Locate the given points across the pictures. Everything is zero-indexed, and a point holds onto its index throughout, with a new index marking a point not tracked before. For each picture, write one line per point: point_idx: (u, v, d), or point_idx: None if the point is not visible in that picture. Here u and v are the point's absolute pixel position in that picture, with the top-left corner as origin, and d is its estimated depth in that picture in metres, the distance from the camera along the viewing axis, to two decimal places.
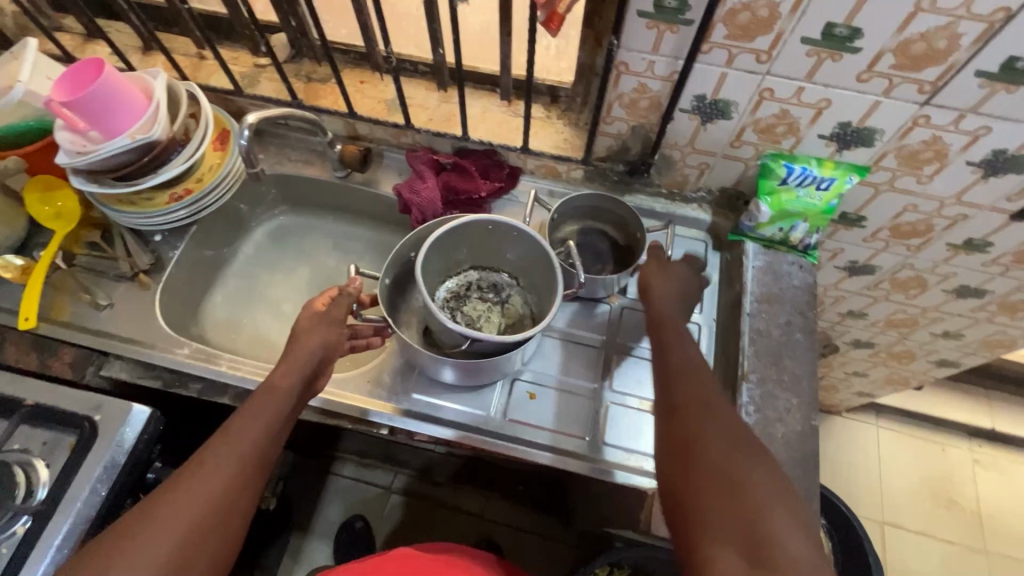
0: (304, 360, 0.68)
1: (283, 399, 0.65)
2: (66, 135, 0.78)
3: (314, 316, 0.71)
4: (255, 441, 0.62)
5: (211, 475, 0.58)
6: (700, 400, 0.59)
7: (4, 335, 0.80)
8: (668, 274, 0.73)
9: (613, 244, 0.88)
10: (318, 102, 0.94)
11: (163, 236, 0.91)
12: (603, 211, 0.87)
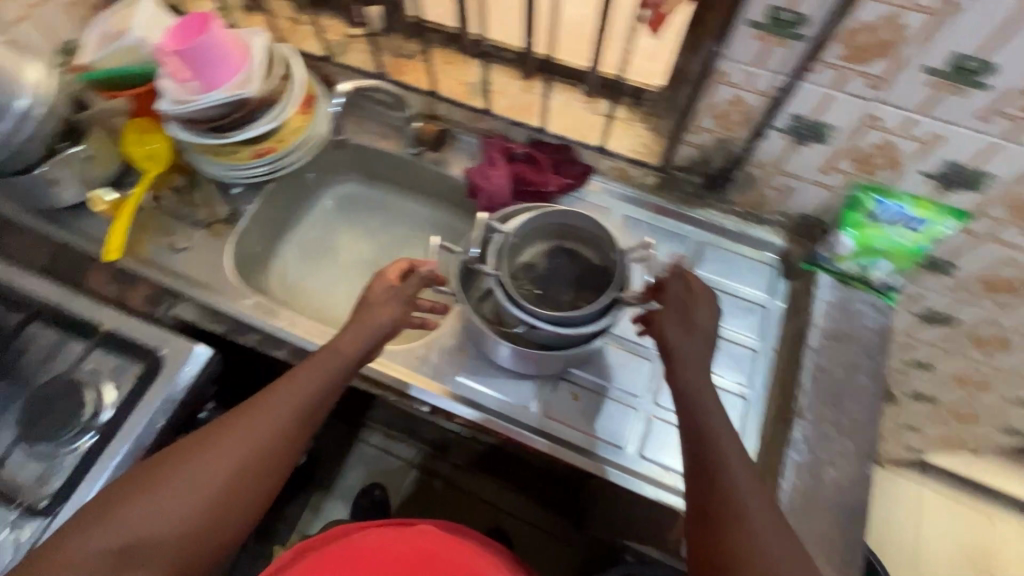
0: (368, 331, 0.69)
1: (338, 367, 0.66)
2: (168, 83, 0.82)
3: (388, 290, 0.71)
4: (303, 402, 0.63)
5: (261, 423, 0.61)
6: (739, 506, 0.54)
7: (90, 263, 0.85)
8: (687, 321, 0.64)
9: (588, 266, 0.75)
10: (403, 77, 0.96)
11: (241, 189, 0.93)
12: (566, 228, 0.76)
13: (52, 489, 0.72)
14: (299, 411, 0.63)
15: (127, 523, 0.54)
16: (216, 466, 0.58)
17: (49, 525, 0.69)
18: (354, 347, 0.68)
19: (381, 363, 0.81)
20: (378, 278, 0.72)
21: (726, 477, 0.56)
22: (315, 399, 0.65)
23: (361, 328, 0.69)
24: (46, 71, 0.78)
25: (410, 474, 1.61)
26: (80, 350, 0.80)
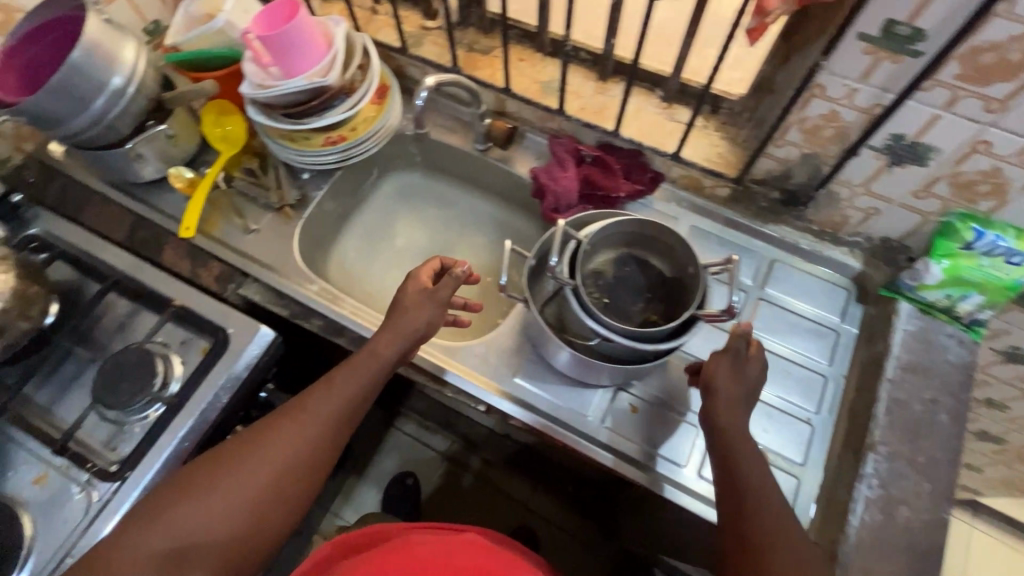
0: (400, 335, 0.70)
1: (371, 371, 0.68)
2: (252, 66, 0.83)
3: (419, 292, 0.71)
4: (343, 405, 0.66)
5: (303, 427, 0.63)
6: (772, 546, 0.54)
7: (166, 239, 0.88)
8: (742, 378, 0.64)
9: (657, 276, 0.74)
10: (475, 72, 0.96)
11: (310, 174, 0.94)
12: (639, 236, 0.75)
13: (122, 455, 0.75)
14: (338, 414, 0.65)
15: (177, 523, 0.57)
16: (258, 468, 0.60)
17: (119, 490, 0.72)
18: (388, 351, 0.69)
19: (440, 357, 0.81)
20: (407, 283, 0.73)
21: (757, 522, 0.56)
22: (351, 402, 0.67)
23: (393, 333, 0.70)
24: (139, 50, 0.79)
25: (441, 466, 1.62)
26: (152, 322, 0.83)
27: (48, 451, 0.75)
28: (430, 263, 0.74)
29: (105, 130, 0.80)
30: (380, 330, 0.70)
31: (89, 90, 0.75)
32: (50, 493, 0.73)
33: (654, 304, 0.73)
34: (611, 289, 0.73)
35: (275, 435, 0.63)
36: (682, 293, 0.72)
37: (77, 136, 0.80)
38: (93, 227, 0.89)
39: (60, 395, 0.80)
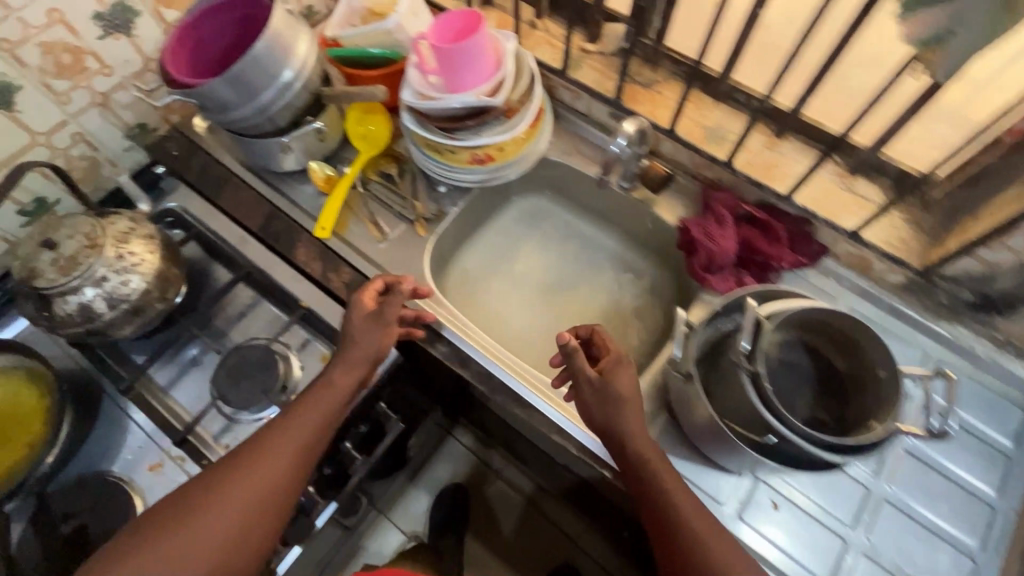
0: (360, 364, 0.69)
1: (335, 399, 0.67)
2: (416, 76, 0.80)
3: (368, 317, 0.71)
4: (301, 436, 0.64)
5: (264, 465, 0.61)
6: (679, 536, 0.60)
7: (297, 235, 0.86)
8: (605, 397, 0.67)
9: (827, 368, 0.68)
10: (634, 106, 0.90)
11: (447, 188, 0.91)
12: (819, 324, 0.67)
13: None
14: (298, 447, 0.63)
15: (141, 571, 0.54)
16: (227, 508, 0.59)
17: None
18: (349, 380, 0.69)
19: (565, 410, 0.77)
20: (352, 311, 0.72)
21: (668, 521, 0.61)
22: (320, 430, 0.65)
23: (349, 362, 0.69)
24: (311, 42, 0.77)
25: (497, 485, 1.58)
26: (280, 319, 0.82)
27: (168, 439, 0.74)
28: (369, 289, 0.73)
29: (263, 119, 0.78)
30: (336, 361, 0.69)
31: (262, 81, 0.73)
32: (165, 484, 0.72)
33: (823, 400, 0.67)
34: (780, 377, 0.67)
35: (243, 472, 0.61)
36: (861, 396, 0.65)
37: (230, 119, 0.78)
38: (229, 211, 0.88)
39: (181, 383, 0.79)
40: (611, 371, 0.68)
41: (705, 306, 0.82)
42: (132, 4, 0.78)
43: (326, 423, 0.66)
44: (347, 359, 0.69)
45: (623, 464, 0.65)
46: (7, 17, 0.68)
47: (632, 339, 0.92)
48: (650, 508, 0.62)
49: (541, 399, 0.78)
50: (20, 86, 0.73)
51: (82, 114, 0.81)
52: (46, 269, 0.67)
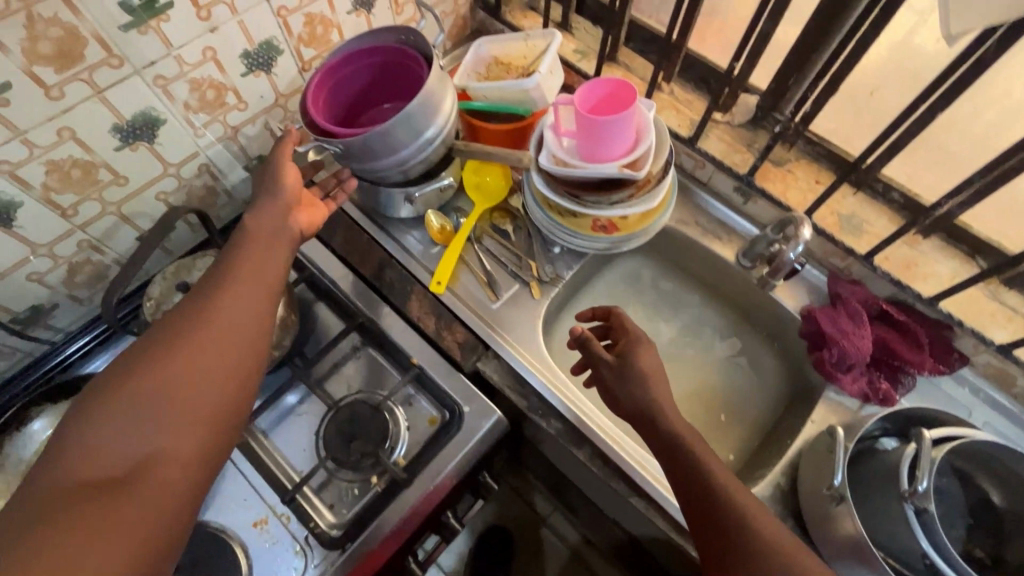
0: (281, 206, 0.63)
1: (265, 238, 0.60)
2: (552, 141, 0.78)
3: (274, 166, 0.65)
4: (249, 275, 0.57)
5: (214, 307, 0.53)
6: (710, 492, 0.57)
7: (410, 286, 0.84)
8: (629, 375, 0.66)
9: (985, 502, 0.64)
10: (765, 184, 0.86)
11: (561, 250, 0.88)
12: (987, 458, 0.63)
13: (344, 519, 0.71)
14: (251, 287, 0.56)
15: (108, 434, 0.45)
16: (184, 352, 0.50)
17: (339, 561, 0.68)
18: (286, 219, 0.63)
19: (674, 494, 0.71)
20: (264, 165, 0.66)
21: (715, 504, 0.56)
22: (263, 269, 0.58)
23: (281, 205, 0.63)
24: (454, 98, 0.75)
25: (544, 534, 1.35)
26: (386, 375, 0.81)
27: (275, 496, 0.72)
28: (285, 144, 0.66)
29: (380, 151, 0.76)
30: (256, 210, 0.62)
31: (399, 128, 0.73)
32: (270, 543, 0.70)
33: (975, 535, 0.64)
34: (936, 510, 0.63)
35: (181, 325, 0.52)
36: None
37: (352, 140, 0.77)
38: (341, 253, 0.86)
39: (283, 431, 0.77)
40: (627, 347, 0.68)
41: (835, 407, 0.79)
42: (277, 44, 0.77)
43: (271, 265, 0.59)
44: (269, 203, 0.63)
45: (655, 443, 0.62)
46: (166, 55, 0.66)
47: (738, 423, 0.87)
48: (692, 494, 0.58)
49: (648, 480, 0.72)
50: (164, 120, 0.72)
51: (211, 146, 0.80)
52: None
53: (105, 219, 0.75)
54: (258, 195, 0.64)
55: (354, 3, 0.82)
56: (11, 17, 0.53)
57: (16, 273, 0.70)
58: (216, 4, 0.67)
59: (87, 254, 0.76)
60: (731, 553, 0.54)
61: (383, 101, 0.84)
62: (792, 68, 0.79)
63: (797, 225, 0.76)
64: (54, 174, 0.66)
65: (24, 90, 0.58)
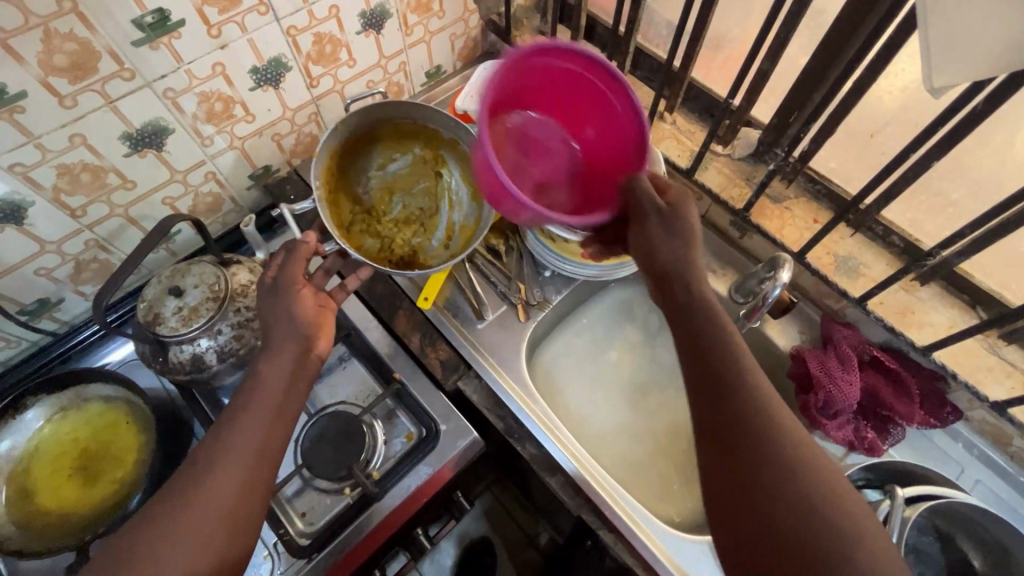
0: (299, 349, 0.62)
1: (284, 381, 0.60)
2: None
3: (274, 286, 0.63)
4: (266, 399, 0.58)
5: (233, 442, 0.56)
6: (735, 385, 0.54)
7: (400, 302, 0.86)
8: (673, 228, 0.63)
9: (964, 562, 0.62)
10: (761, 221, 0.84)
11: (552, 274, 0.88)
12: (970, 520, 0.61)
13: (313, 529, 0.73)
14: (270, 412, 0.58)
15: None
16: (210, 491, 0.53)
17: (304, 570, 0.69)
18: (304, 361, 0.62)
19: (640, 527, 0.71)
20: (278, 289, 0.63)
21: (734, 394, 0.54)
22: (275, 429, 0.58)
23: (300, 349, 0.62)
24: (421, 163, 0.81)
25: (530, 556, 1.15)
26: (371, 386, 0.82)
27: None
28: (302, 257, 0.64)
29: (398, 231, 0.80)
30: (270, 328, 0.62)
31: (449, 239, 0.81)
32: None
33: None
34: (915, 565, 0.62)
35: (186, 510, 0.52)
36: None
37: (360, 207, 0.79)
38: None
39: None
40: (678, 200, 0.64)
41: (818, 452, 0.78)
42: (285, 61, 0.79)
43: (289, 386, 0.60)
44: (290, 348, 0.61)
45: (682, 319, 0.60)
46: (177, 70, 0.70)
47: None
48: (720, 420, 0.54)
49: (617, 512, 0.72)
50: (172, 129, 0.75)
51: (219, 155, 0.83)
52: (167, 317, 0.68)
53: (112, 220, 0.78)
54: (273, 327, 0.62)
55: (363, 24, 0.84)
56: (29, 32, 0.57)
57: (26, 267, 0.74)
58: (226, 23, 0.70)
59: (94, 252, 0.80)
60: (748, 445, 0.52)
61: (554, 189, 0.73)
62: (791, 106, 0.78)
63: (779, 266, 0.75)
64: (65, 177, 0.70)
65: (40, 99, 0.62)
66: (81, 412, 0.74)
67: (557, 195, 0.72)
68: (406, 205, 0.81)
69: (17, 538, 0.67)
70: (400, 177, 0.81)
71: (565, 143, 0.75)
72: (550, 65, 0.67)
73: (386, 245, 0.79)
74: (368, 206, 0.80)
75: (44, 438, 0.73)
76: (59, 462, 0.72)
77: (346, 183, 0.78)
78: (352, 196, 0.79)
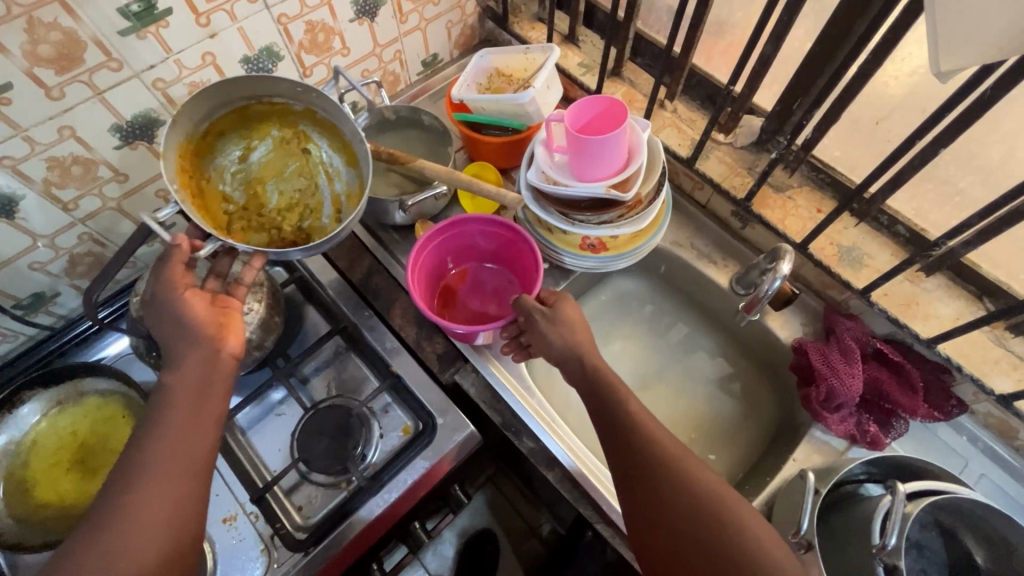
0: (204, 353, 0.59)
1: (196, 384, 0.58)
2: (540, 155, 0.78)
3: (154, 295, 0.60)
4: (185, 403, 0.57)
5: (152, 450, 0.54)
6: (638, 439, 0.61)
7: (397, 295, 0.85)
8: (564, 325, 0.69)
9: (965, 557, 0.62)
10: (763, 211, 0.82)
11: (550, 267, 0.88)
12: (974, 516, 0.60)
13: (310, 522, 0.72)
14: (188, 415, 0.57)
15: None
16: (135, 502, 0.52)
17: (300, 564, 0.68)
18: (214, 363, 0.60)
19: None
20: (158, 301, 0.60)
21: (637, 447, 0.61)
22: (192, 439, 0.56)
23: (205, 353, 0.59)
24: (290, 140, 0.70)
25: (533, 546, 1.14)
26: (367, 380, 0.82)
27: (246, 494, 0.73)
28: (177, 264, 0.59)
29: (283, 220, 0.69)
30: (166, 338, 0.60)
31: (340, 212, 0.71)
32: (236, 540, 0.71)
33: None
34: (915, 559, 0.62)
35: (117, 538, 0.50)
36: None
37: (234, 206, 0.68)
38: (331, 257, 0.88)
39: (263, 430, 0.78)
40: (560, 302, 0.71)
41: (820, 446, 0.76)
42: (277, 50, 0.78)
43: (208, 386, 0.59)
44: (195, 352, 0.59)
45: (584, 387, 0.67)
46: (165, 60, 0.68)
47: (725, 455, 0.84)
48: (631, 469, 0.61)
49: (615, 507, 0.72)
50: (163, 120, 0.74)
51: None
52: None
53: (105, 214, 0.78)
54: (173, 337, 0.59)
55: (356, 12, 0.82)
56: (12, 22, 0.56)
57: (20, 261, 0.74)
58: (215, 11, 0.68)
59: (88, 246, 0.79)
60: (660, 490, 0.59)
61: (486, 261, 0.87)
62: (795, 93, 0.76)
63: (782, 257, 0.73)
64: (56, 169, 0.69)
65: (26, 90, 0.61)
66: (78, 406, 0.74)
67: (490, 304, 0.84)
68: (283, 191, 0.70)
69: (13, 532, 0.67)
70: (267, 164, 0.70)
71: (483, 263, 0.87)
72: (456, 231, 0.82)
73: (273, 237, 0.68)
74: (242, 202, 0.69)
75: (42, 431, 0.73)
76: (56, 456, 0.72)
77: (209, 184, 0.66)
78: (220, 196, 0.67)
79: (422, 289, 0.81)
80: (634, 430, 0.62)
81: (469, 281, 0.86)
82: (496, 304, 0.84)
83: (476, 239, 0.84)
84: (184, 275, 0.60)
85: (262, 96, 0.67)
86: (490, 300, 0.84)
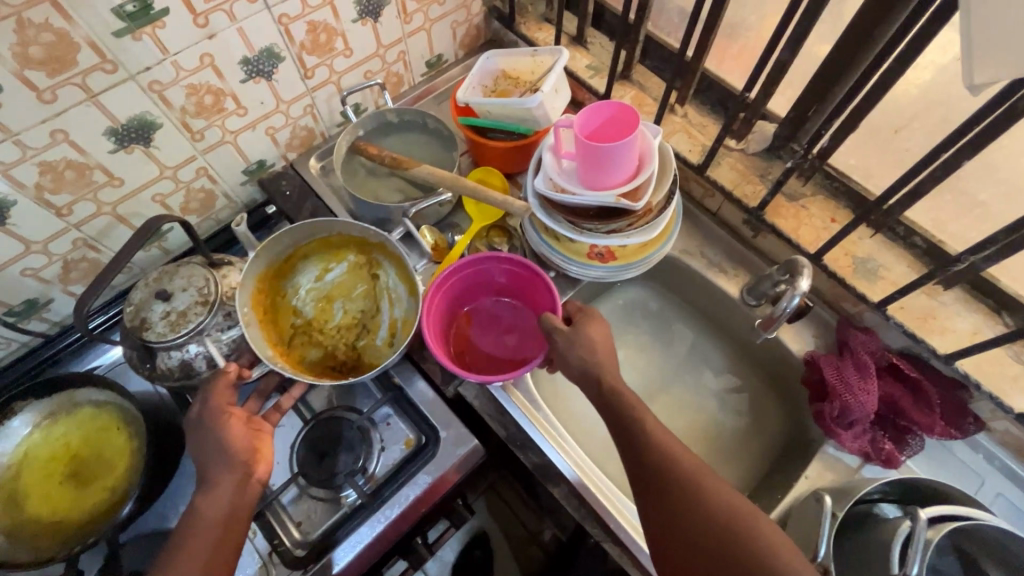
0: (235, 478, 0.61)
1: (225, 503, 0.60)
2: (548, 162, 0.76)
3: (197, 420, 0.64)
4: (213, 523, 0.59)
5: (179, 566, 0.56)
6: (658, 455, 0.60)
7: None
8: (586, 347, 0.67)
9: None
10: (776, 221, 0.80)
11: (556, 276, 0.86)
12: (995, 540, 0.58)
13: (309, 538, 0.70)
14: (212, 536, 0.58)
15: None
16: None
17: None
18: (243, 488, 0.61)
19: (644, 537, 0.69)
20: (203, 425, 0.63)
21: (657, 464, 0.59)
22: (215, 559, 0.57)
23: (237, 478, 0.61)
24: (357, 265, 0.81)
25: (534, 554, 1.12)
26: (369, 392, 0.79)
27: None
28: (221, 391, 0.65)
29: (340, 336, 0.77)
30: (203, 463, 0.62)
31: (393, 336, 0.77)
32: None
33: None
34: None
35: None
36: None
37: (300, 319, 0.78)
38: None
39: None
40: (576, 325, 0.69)
41: (832, 463, 0.74)
42: (278, 51, 0.76)
43: (236, 508, 0.60)
44: (226, 476, 0.61)
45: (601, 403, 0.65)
46: (162, 61, 0.66)
47: (734, 470, 0.82)
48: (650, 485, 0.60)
49: (623, 526, 0.70)
50: (159, 123, 0.71)
51: (211, 150, 0.80)
52: (153, 321, 0.66)
53: (100, 219, 0.75)
54: (209, 460, 0.62)
55: (360, 12, 0.80)
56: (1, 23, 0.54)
57: (12, 267, 0.72)
58: (213, 11, 0.66)
59: (82, 251, 0.77)
60: (679, 505, 0.57)
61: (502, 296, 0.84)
62: (812, 99, 0.73)
63: (798, 271, 0.71)
64: (48, 175, 0.67)
65: (16, 94, 0.59)
66: (71, 417, 0.72)
67: (509, 339, 0.82)
68: (347, 309, 0.79)
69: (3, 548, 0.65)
70: (338, 284, 0.81)
71: (498, 298, 0.85)
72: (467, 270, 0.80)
73: (327, 353, 0.76)
74: (309, 316, 0.79)
75: (34, 442, 0.71)
76: (48, 468, 0.70)
77: (283, 299, 0.79)
78: (291, 311, 0.78)
79: (437, 332, 0.78)
80: (653, 446, 0.60)
81: (484, 318, 0.84)
82: (513, 338, 0.82)
83: (490, 273, 0.81)
84: (227, 402, 0.65)
85: (341, 231, 0.80)
86: (507, 336, 0.82)
